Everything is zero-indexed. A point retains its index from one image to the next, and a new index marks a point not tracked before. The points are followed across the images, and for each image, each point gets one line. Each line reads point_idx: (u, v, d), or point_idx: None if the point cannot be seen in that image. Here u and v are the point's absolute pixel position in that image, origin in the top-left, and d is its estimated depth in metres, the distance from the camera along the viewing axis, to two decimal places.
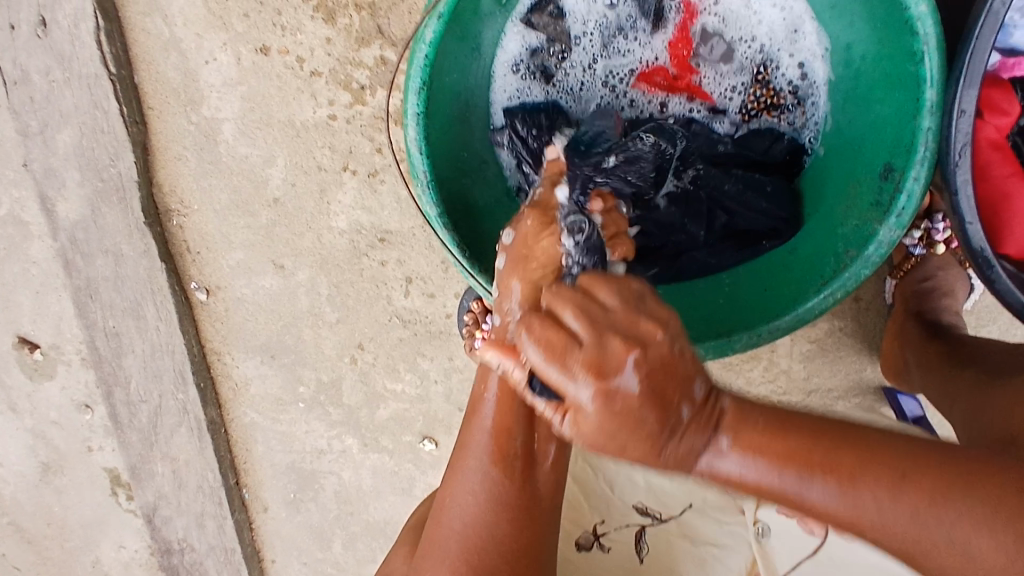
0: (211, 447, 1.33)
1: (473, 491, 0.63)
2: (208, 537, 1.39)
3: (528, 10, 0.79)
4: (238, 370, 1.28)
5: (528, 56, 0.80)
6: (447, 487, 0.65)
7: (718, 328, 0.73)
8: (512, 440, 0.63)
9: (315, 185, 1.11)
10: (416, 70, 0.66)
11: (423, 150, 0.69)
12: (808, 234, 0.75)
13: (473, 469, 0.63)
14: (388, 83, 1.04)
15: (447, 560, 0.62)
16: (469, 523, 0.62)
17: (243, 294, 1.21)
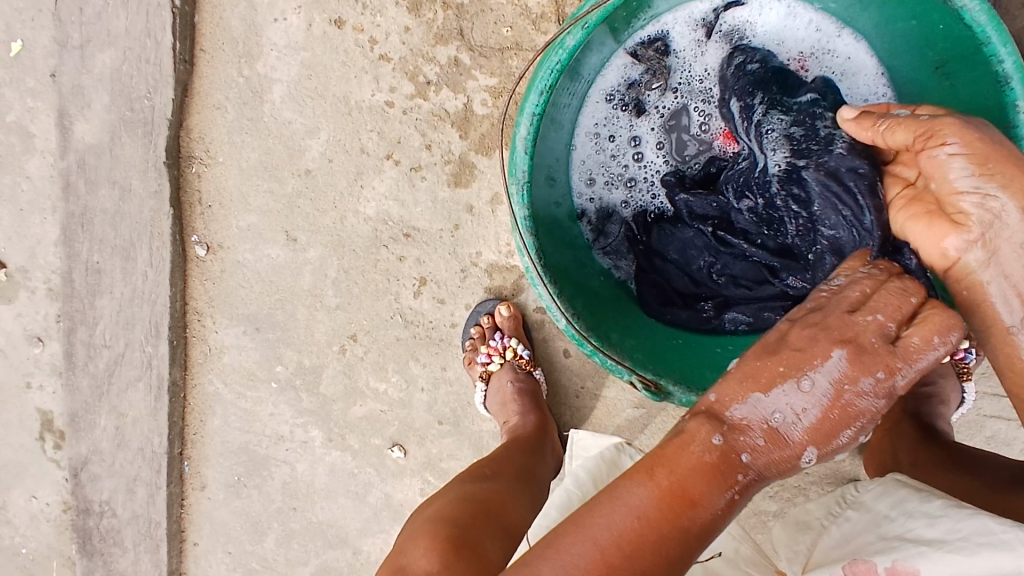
0: (165, 410, 1.26)
1: (641, 538, 0.48)
2: (134, 504, 1.31)
3: (637, 44, 0.80)
4: (215, 336, 1.22)
5: (624, 88, 0.81)
6: (554, 542, 0.50)
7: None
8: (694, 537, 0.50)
9: (352, 166, 1.09)
10: (544, 73, 0.66)
11: (527, 150, 0.69)
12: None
13: (609, 546, 0.49)
14: (456, 84, 1.04)
15: None
16: None
17: (245, 259, 1.17)
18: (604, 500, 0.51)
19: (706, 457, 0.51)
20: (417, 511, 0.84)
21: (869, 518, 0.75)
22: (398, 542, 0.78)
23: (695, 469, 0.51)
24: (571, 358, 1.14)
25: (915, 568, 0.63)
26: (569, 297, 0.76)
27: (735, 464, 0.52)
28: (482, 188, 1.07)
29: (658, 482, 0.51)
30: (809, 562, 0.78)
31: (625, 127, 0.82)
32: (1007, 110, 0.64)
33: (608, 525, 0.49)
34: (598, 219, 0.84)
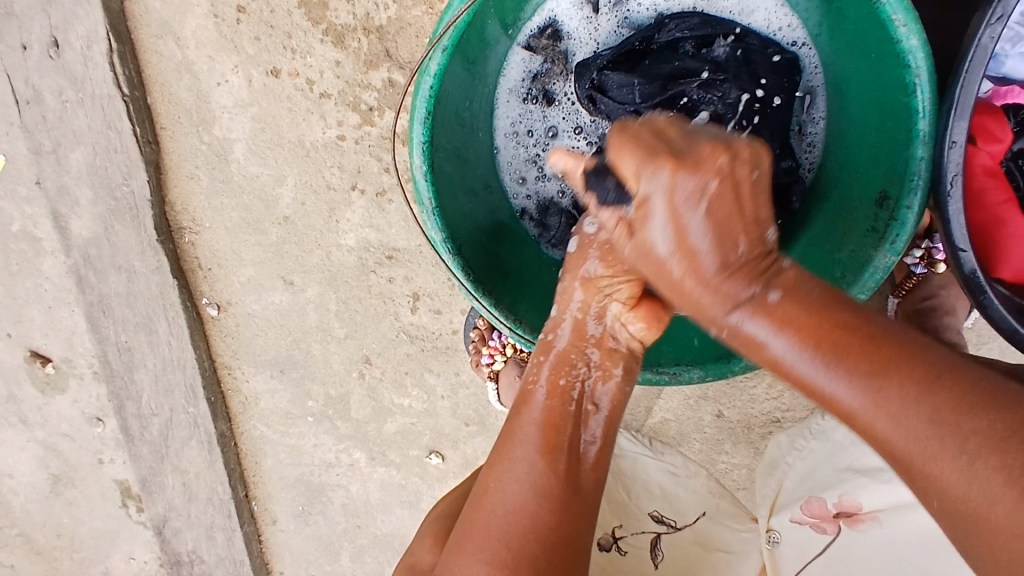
0: (220, 460, 1.35)
1: (526, 463, 0.61)
2: (217, 548, 1.42)
3: (529, 36, 0.79)
4: (248, 384, 1.30)
5: (530, 81, 0.80)
6: (479, 493, 0.63)
7: (720, 350, 0.73)
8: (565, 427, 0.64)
9: (324, 203, 1.12)
10: (420, 102, 0.65)
11: (428, 177, 0.68)
12: (804, 259, 0.76)
13: (512, 484, 0.60)
14: (397, 104, 1.06)
15: (494, 549, 0.58)
16: (515, 503, 0.60)
17: (253, 310, 1.23)
18: (499, 443, 0.65)
19: (550, 387, 0.66)
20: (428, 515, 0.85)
21: (826, 451, 0.89)
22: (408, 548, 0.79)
23: (552, 398, 0.65)
24: None
25: (858, 501, 0.79)
26: (511, 304, 0.75)
27: (581, 369, 0.67)
28: None
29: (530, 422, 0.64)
30: (776, 502, 0.88)
31: (540, 119, 0.81)
32: (887, 27, 0.61)
33: (509, 452, 0.63)
34: (540, 213, 0.82)
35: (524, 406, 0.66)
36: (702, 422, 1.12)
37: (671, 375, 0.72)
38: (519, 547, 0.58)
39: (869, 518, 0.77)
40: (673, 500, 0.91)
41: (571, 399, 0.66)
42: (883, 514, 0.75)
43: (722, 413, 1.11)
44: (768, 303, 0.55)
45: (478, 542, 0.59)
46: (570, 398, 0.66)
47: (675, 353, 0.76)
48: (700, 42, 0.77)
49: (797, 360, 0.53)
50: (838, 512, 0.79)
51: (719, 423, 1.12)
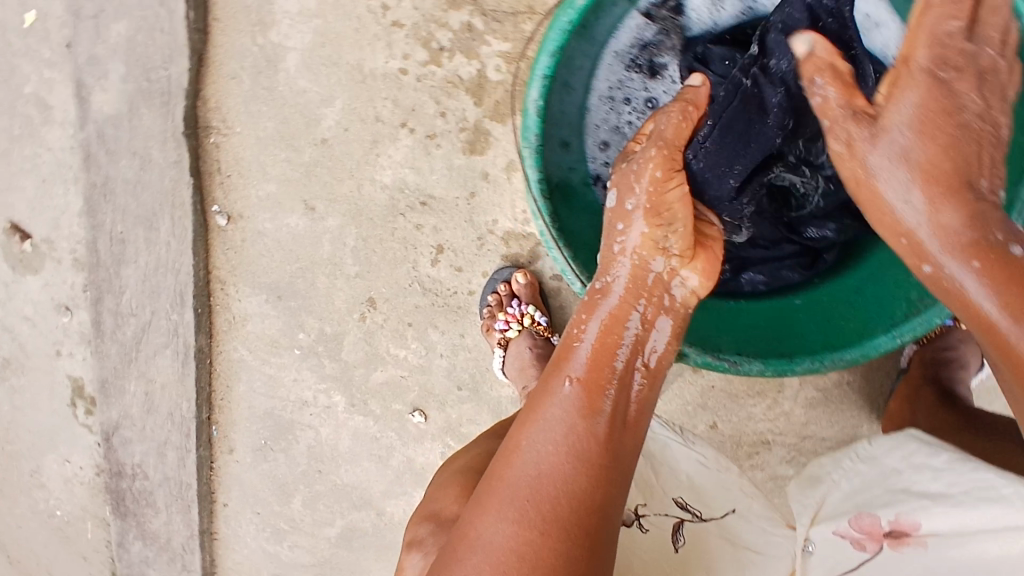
0: (193, 375, 1.29)
1: (561, 421, 0.61)
2: (165, 468, 1.37)
3: (651, 3, 0.76)
4: (239, 305, 1.25)
5: (638, 50, 0.78)
6: (512, 447, 0.61)
7: (779, 349, 0.70)
8: (604, 389, 0.63)
9: (368, 134, 1.09)
10: (555, 34, 0.66)
11: (539, 113, 0.68)
12: (873, 275, 0.73)
13: (546, 444, 0.59)
14: (469, 50, 1.02)
15: (516, 508, 0.57)
16: (546, 464, 0.58)
17: (265, 229, 1.18)
18: (536, 397, 0.64)
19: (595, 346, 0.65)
20: (446, 463, 0.86)
21: (875, 472, 0.74)
22: (431, 490, 0.80)
23: (593, 359, 0.64)
24: None
25: (916, 521, 0.65)
26: (584, 260, 0.75)
27: (625, 329, 0.66)
28: (498, 155, 1.05)
29: (566, 378, 0.64)
30: (817, 514, 0.74)
31: (638, 89, 0.79)
32: None
33: (543, 413, 0.62)
34: None
35: (562, 363, 0.65)
36: (695, 429, 1.13)
37: (731, 363, 0.69)
38: (551, 512, 0.56)
39: (918, 544, 0.64)
40: (700, 489, 0.77)
41: (611, 360, 0.64)
42: (935, 541, 0.63)
43: (716, 424, 1.12)
44: (980, 256, 0.55)
45: (503, 498, 0.58)
46: (609, 360, 0.64)
47: (732, 343, 0.72)
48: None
49: (982, 293, 0.54)
50: (890, 531, 0.66)
51: (712, 434, 1.13)
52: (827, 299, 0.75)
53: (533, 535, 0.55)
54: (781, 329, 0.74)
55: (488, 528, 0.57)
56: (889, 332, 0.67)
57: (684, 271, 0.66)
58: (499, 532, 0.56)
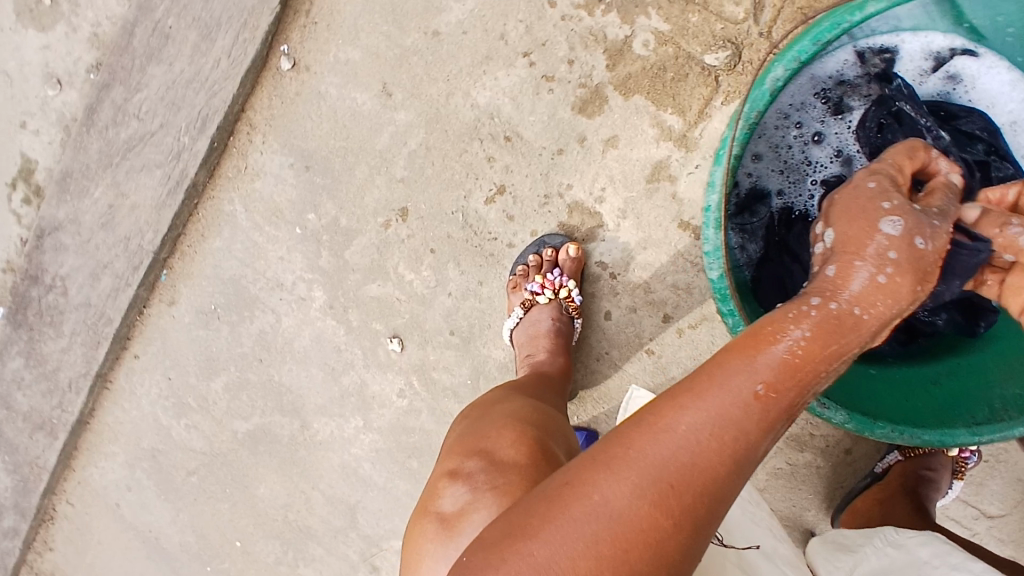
0: (172, 209, 1.16)
1: (727, 419, 0.51)
2: (91, 293, 1.22)
3: (869, 46, 0.74)
4: (257, 157, 1.13)
5: (834, 83, 0.75)
6: (657, 417, 0.53)
7: (860, 406, 0.70)
8: (785, 403, 0.52)
9: (484, 47, 1.02)
10: (832, 22, 0.60)
11: (772, 90, 0.62)
12: (955, 372, 0.74)
13: (701, 436, 0.51)
14: (627, 15, 0.97)
15: (645, 484, 0.51)
16: (695, 455, 0.51)
17: (326, 92, 1.09)
18: (696, 376, 0.54)
19: (796, 350, 0.53)
20: (484, 406, 0.80)
21: (907, 559, 0.74)
22: (475, 427, 0.74)
23: (792, 362, 0.53)
24: (610, 323, 1.10)
25: None
26: None
27: (840, 346, 0.53)
28: (604, 125, 1.01)
29: (752, 373, 0.52)
30: None
31: (814, 119, 0.76)
32: None
33: (710, 398, 0.52)
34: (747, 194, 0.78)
35: (754, 351, 0.53)
36: None
37: (818, 404, 0.68)
38: (680, 497, 0.51)
39: None
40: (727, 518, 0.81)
41: (810, 374, 0.53)
42: None
43: None
44: None
45: (634, 466, 0.51)
46: (806, 374, 0.53)
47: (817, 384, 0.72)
48: (992, 150, 0.73)
49: None
50: None
51: None
52: (906, 379, 0.75)
53: (654, 515, 0.50)
54: (859, 389, 0.73)
55: (605, 487, 0.51)
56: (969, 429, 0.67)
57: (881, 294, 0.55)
58: (620, 502, 0.51)
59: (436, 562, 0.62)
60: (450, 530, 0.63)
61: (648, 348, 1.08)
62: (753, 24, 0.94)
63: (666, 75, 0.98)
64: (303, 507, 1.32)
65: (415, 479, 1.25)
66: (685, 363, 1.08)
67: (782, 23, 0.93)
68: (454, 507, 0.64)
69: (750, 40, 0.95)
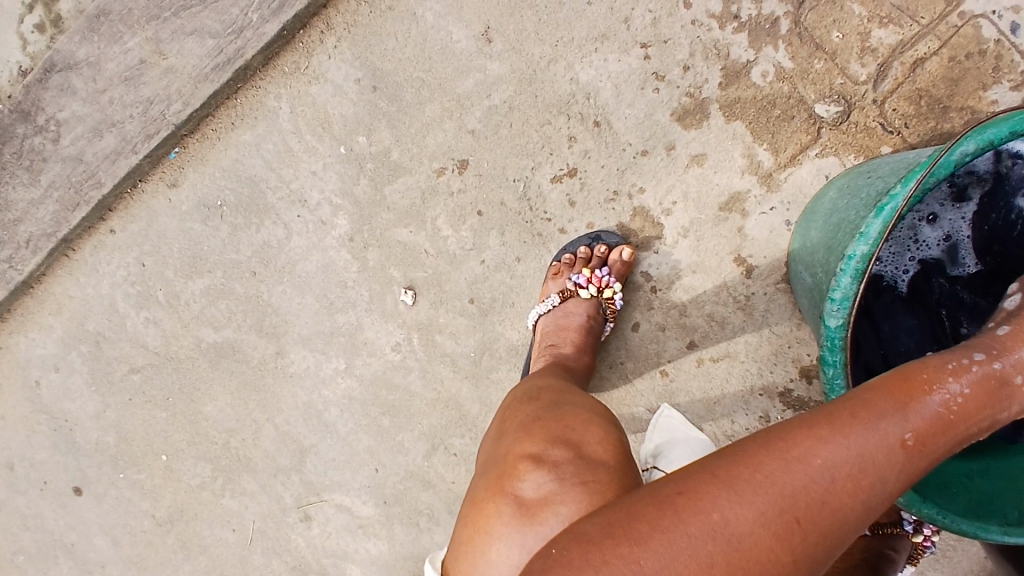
0: (210, 86, 1.07)
1: (870, 462, 0.47)
2: (88, 149, 1.13)
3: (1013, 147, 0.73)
4: (323, 60, 1.05)
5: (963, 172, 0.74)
6: (792, 444, 0.48)
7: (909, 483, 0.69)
8: (927, 457, 0.49)
9: (602, 25, 0.99)
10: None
11: (954, 164, 0.60)
12: (985, 473, 0.75)
13: (843, 474, 0.47)
14: (756, 40, 0.97)
15: (774, 513, 0.46)
16: (829, 492, 0.47)
17: (420, 17, 1.03)
18: (837, 408, 0.50)
19: (948, 406, 0.50)
20: (556, 391, 0.77)
21: None
22: (552, 411, 0.71)
23: (941, 419, 0.50)
24: (635, 336, 1.07)
25: None
26: None
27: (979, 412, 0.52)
28: (697, 140, 1.00)
29: (902, 420, 0.49)
30: None
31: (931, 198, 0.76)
32: None
33: (856, 436, 0.48)
34: None
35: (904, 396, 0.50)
36: None
37: None
38: (805, 536, 0.46)
39: None
40: None
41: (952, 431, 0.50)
42: None
43: None
44: None
45: (761, 493, 0.46)
46: (948, 431, 0.50)
47: None
48: None
49: None
50: None
51: None
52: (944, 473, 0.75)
53: (772, 548, 0.45)
54: None
55: (726, 507, 0.46)
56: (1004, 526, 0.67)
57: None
58: (742, 528, 0.46)
59: (511, 544, 0.60)
60: (532, 517, 0.61)
61: (664, 369, 1.06)
62: (871, 89, 0.95)
63: (773, 111, 0.98)
64: (249, 436, 1.22)
65: (382, 438, 1.17)
66: (693, 393, 1.06)
67: (897, 97, 0.95)
68: (535, 492, 0.62)
69: (863, 103, 0.96)
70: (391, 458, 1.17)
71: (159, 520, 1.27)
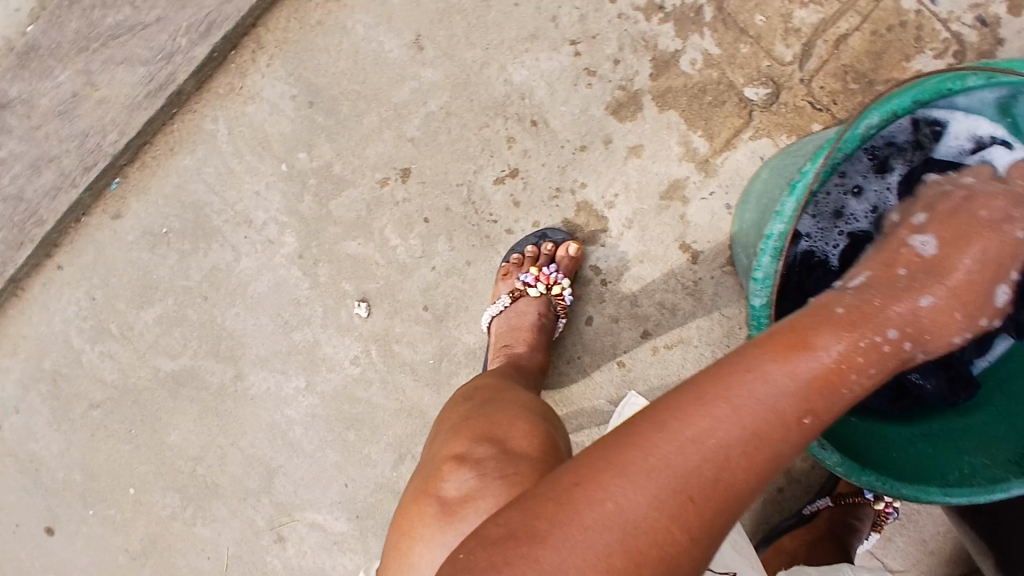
0: (145, 114, 1.06)
1: (757, 427, 0.44)
2: (28, 185, 1.12)
3: (922, 118, 0.78)
4: (258, 80, 1.05)
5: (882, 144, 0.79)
6: (680, 416, 0.45)
7: (850, 455, 0.73)
8: (822, 411, 0.46)
9: (531, 25, 1.00)
10: (932, 84, 0.62)
11: (863, 133, 0.62)
12: (927, 437, 0.79)
13: (734, 442, 0.44)
14: (682, 29, 0.98)
15: (666, 492, 0.43)
16: (723, 464, 0.43)
17: (351, 29, 1.03)
18: (724, 373, 0.46)
19: (843, 360, 0.47)
20: (492, 389, 0.78)
21: None
22: (481, 410, 0.71)
23: (832, 372, 0.47)
24: (589, 330, 1.08)
25: None
26: None
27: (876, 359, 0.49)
28: (633, 132, 1.01)
29: (790, 380, 0.46)
30: None
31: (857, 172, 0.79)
32: None
33: (742, 401, 0.45)
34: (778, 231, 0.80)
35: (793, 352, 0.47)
36: None
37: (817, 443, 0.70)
38: (700, 511, 0.43)
39: None
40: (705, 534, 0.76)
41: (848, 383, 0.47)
42: None
43: None
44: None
45: (652, 474, 0.43)
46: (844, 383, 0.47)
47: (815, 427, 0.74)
48: None
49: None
50: None
51: None
52: (887, 441, 0.79)
53: (671, 529, 0.43)
54: (852, 445, 0.76)
55: (619, 494, 0.43)
56: (942, 489, 0.71)
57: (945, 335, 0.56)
58: (638, 514, 0.43)
59: (436, 547, 0.60)
60: (453, 516, 0.61)
61: (620, 360, 1.07)
62: (798, 69, 0.97)
63: (705, 98, 0.99)
64: (215, 462, 1.21)
65: (348, 453, 1.17)
66: (651, 382, 1.06)
67: (824, 75, 0.97)
68: (458, 492, 0.62)
69: (791, 83, 0.97)
70: (360, 472, 1.16)
71: (133, 554, 1.25)
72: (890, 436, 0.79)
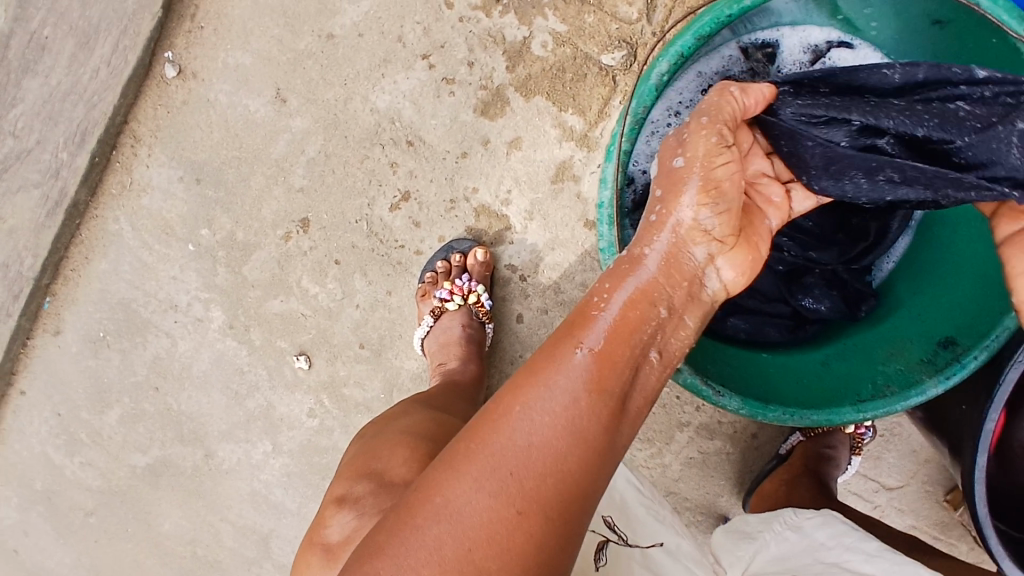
0: (50, 232, 1.09)
1: (560, 398, 0.52)
2: None
3: (750, 42, 0.78)
4: (144, 172, 1.08)
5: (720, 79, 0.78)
6: (496, 409, 0.53)
7: (757, 393, 0.73)
8: (612, 371, 0.54)
9: (381, 50, 1.01)
10: (707, 19, 0.63)
11: (656, 84, 0.64)
12: (841, 355, 0.78)
13: (542, 416, 0.51)
14: (524, 15, 0.98)
15: (495, 478, 0.50)
16: (539, 437, 0.51)
17: (215, 101, 1.05)
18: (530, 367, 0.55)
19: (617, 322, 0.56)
20: (381, 423, 0.87)
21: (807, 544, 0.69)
22: (375, 439, 0.82)
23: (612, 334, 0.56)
24: (521, 327, 1.08)
25: None
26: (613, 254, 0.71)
27: (649, 314, 0.58)
28: (507, 127, 1.01)
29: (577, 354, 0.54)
30: None
31: None
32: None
33: (544, 382, 0.53)
34: (642, 191, 0.80)
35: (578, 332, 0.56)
36: None
37: (714, 391, 0.70)
38: (531, 490, 0.49)
39: None
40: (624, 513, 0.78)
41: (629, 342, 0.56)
42: None
43: None
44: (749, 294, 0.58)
45: (481, 466, 0.50)
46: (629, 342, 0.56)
47: (718, 373, 0.74)
48: None
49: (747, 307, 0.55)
50: None
51: None
52: (805, 369, 0.78)
53: (504, 512, 0.49)
54: (763, 381, 0.76)
55: (455, 493, 0.50)
56: (856, 406, 0.71)
57: (721, 260, 0.60)
58: (475, 504, 0.49)
59: None
60: (337, 556, 0.70)
61: None
62: (645, 23, 0.96)
63: (565, 75, 0.99)
64: (211, 541, 1.23)
65: None
66: None
67: (673, 22, 0.96)
68: (344, 531, 0.72)
69: (643, 39, 0.97)
70: None
71: None
72: (804, 364, 0.78)
